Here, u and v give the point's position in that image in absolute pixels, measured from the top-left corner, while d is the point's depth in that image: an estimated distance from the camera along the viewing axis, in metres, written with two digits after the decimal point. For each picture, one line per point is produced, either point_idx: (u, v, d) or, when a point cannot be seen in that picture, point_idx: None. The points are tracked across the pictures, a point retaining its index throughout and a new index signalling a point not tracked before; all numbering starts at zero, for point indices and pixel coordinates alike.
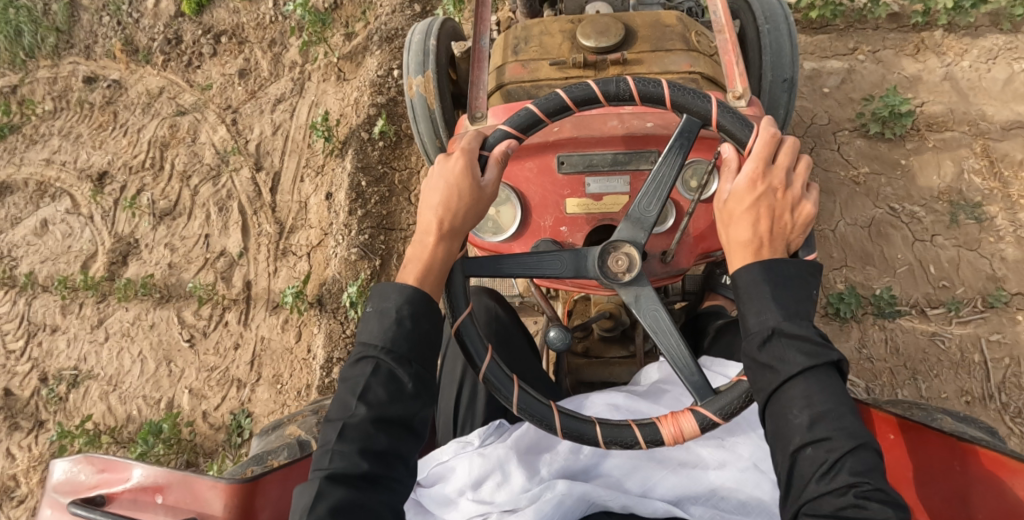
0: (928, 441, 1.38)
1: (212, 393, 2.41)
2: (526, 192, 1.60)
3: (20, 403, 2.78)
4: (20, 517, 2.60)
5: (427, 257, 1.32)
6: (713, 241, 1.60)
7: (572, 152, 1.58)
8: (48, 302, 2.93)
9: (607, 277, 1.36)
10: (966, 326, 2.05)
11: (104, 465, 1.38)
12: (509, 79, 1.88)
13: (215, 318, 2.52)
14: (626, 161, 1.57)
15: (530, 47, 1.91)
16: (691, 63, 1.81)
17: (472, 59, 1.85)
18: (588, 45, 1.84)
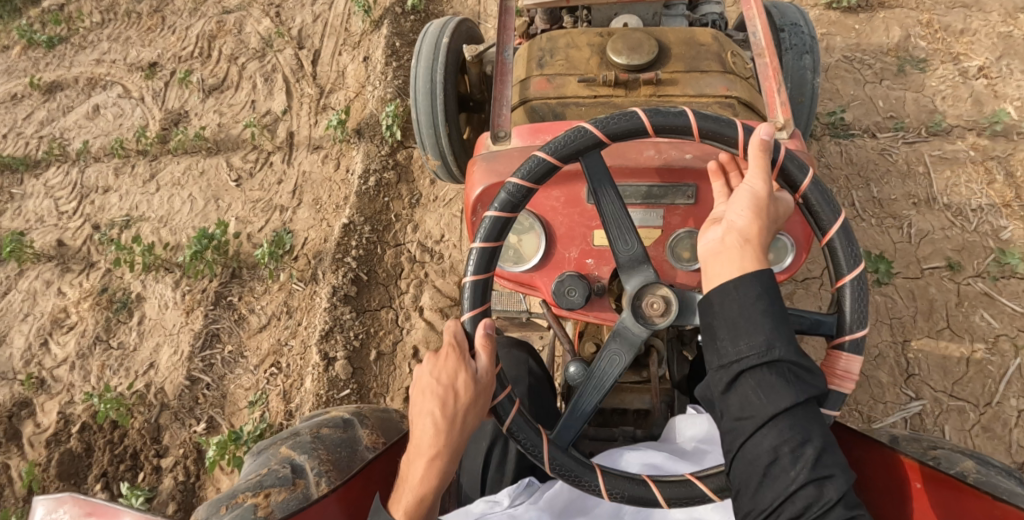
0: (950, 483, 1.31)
1: (256, 218, 2.72)
2: (551, 224, 1.56)
3: (73, 251, 3.06)
4: (68, 342, 2.83)
5: (420, 483, 1.31)
6: None
7: None
8: (99, 169, 3.22)
9: (643, 322, 1.36)
10: (912, 146, 2.39)
11: (91, 508, 1.42)
12: (534, 94, 1.88)
13: (261, 161, 2.85)
14: (661, 194, 1.51)
15: (557, 61, 1.91)
16: (726, 87, 1.82)
17: (497, 73, 1.85)
18: (619, 61, 1.84)
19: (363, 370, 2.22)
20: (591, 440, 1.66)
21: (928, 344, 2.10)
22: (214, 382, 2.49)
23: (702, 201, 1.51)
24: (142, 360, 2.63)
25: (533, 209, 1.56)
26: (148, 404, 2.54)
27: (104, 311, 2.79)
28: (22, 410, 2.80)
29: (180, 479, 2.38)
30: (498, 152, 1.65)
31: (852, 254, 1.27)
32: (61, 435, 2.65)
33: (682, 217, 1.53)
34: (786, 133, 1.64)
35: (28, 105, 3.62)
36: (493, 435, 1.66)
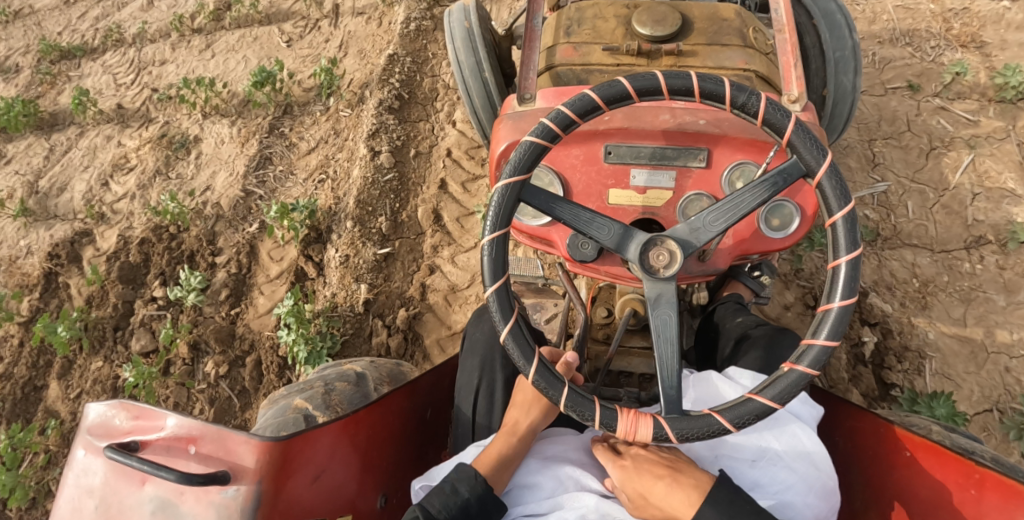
0: (931, 448, 1.43)
1: (306, 68, 3.06)
2: (570, 180, 1.54)
3: (131, 112, 3.33)
4: (128, 180, 3.11)
5: None
6: (754, 247, 1.58)
7: (620, 143, 1.51)
8: (157, 47, 3.50)
9: (643, 267, 1.33)
10: (880, 1, 2.77)
11: (138, 413, 1.38)
12: (559, 60, 1.70)
13: (310, 26, 3.21)
14: (673, 156, 1.51)
15: (584, 29, 1.72)
16: (747, 61, 1.64)
17: (523, 38, 1.66)
18: (643, 33, 1.66)
19: (403, 164, 2.60)
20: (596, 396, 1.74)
21: (892, 142, 2.48)
22: (267, 195, 2.80)
23: (715, 165, 1.50)
24: (200, 184, 2.93)
25: (552, 163, 1.54)
26: (204, 217, 2.83)
27: (165, 150, 3.09)
28: (82, 239, 3.05)
29: (233, 270, 2.69)
30: (523, 111, 1.56)
31: (843, 200, 1.28)
32: (120, 252, 2.91)
33: (694, 181, 1.52)
34: (798, 107, 1.53)
35: (85, 4, 3.89)
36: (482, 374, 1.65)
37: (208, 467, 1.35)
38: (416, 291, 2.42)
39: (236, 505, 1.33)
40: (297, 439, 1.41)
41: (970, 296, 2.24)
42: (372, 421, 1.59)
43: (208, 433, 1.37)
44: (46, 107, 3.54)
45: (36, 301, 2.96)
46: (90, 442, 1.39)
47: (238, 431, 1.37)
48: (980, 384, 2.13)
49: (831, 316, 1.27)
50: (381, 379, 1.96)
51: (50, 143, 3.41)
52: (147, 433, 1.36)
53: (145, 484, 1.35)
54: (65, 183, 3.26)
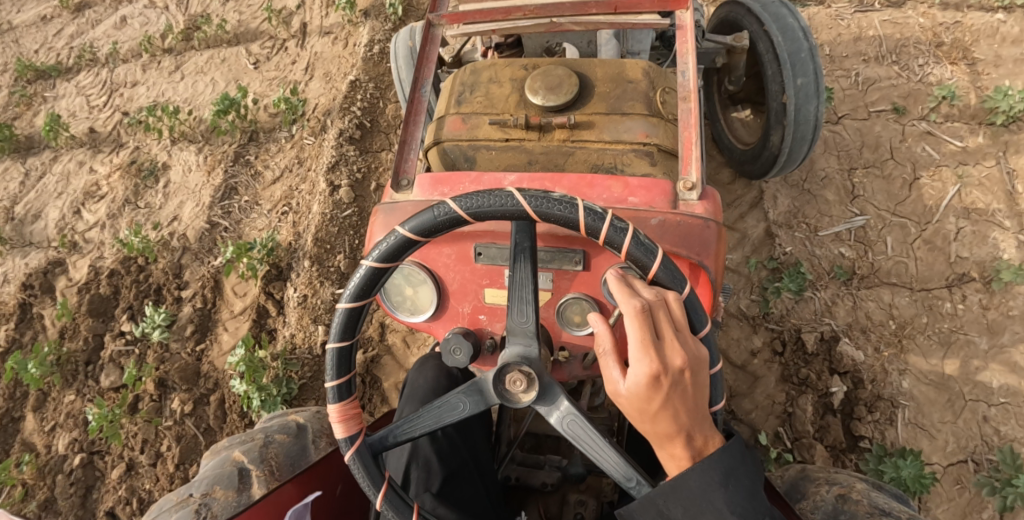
0: None
1: (271, 92, 3.00)
2: (443, 278, 1.45)
3: (104, 136, 3.32)
4: (99, 207, 3.09)
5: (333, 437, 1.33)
6: None
7: (490, 244, 1.41)
8: (129, 68, 3.46)
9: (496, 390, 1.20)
10: (866, 15, 2.62)
11: None
12: (447, 134, 1.60)
13: (277, 46, 3.14)
14: (547, 258, 1.38)
15: (475, 97, 1.63)
16: (647, 133, 1.52)
17: (409, 110, 1.60)
18: (535, 103, 1.56)
19: (364, 198, 2.51)
20: (519, 465, 1.63)
21: (872, 171, 2.35)
22: (232, 226, 2.75)
23: (593, 268, 1.37)
24: (167, 214, 2.90)
25: (422, 262, 1.44)
26: (170, 249, 2.80)
27: (134, 178, 3.05)
28: (56, 268, 3.06)
29: (198, 306, 2.66)
30: (398, 203, 1.45)
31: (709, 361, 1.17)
32: (91, 283, 2.91)
33: (573, 281, 1.39)
34: (695, 194, 1.42)
35: (59, 19, 3.87)
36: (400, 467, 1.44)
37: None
38: (375, 331, 2.34)
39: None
40: None
41: (950, 339, 2.13)
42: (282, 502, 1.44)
43: None
44: (24, 132, 3.58)
45: (11, 331, 2.98)
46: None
47: None
48: (957, 434, 2.03)
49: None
50: (322, 432, 1.71)
51: (26, 168, 3.45)
52: None
53: None
54: (40, 210, 3.29)
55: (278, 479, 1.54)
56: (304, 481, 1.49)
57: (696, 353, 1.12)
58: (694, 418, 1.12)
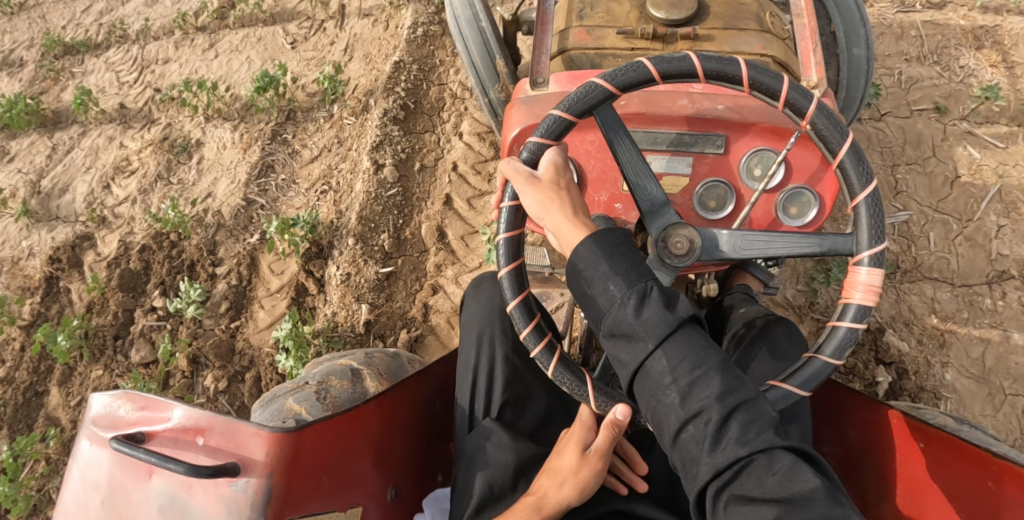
0: (946, 440, 1.45)
1: (310, 71, 2.99)
2: (585, 164, 1.68)
3: (134, 112, 3.29)
4: (129, 182, 3.07)
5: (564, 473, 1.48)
6: (768, 232, 1.68)
7: (638, 129, 1.66)
8: (160, 44, 3.45)
9: (666, 262, 1.41)
10: (908, 15, 2.65)
11: (144, 404, 1.50)
12: (573, 44, 1.99)
13: (315, 27, 3.13)
14: (690, 142, 1.66)
15: (596, 14, 2.02)
16: (763, 46, 1.93)
17: (538, 21, 1.90)
18: (659, 16, 1.95)
19: (407, 178, 2.53)
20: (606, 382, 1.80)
21: (915, 168, 2.37)
22: (268, 204, 2.74)
23: (731, 150, 1.65)
24: (201, 191, 2.88)
25: (568, 151, 1.68)
26: (205, 226, 2.78)
27: (166, 154, 3.03)
28: (83, 243, 3.03)
29: (233, 283, 2.63)
30: (539, 96, 1.74)
31: (874, 211, 1.30)
32: (121, 258, 2.89)
33: (710, 166, 1.67)
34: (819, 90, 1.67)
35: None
36: (475, 362, 1.71)
37: (216, 459, 1.45)
38: (419, 312, 2.36)
39: (246, 498, 1.43)
40: (310, 431, 1.50)
41: (990, 335, 2.15)
42: (382, 412, 1.69)
43: (217, 426, 1.46)
44: (53, 108, 3.58)
45: (37, 304, 2.97)
46: (97, 432, 1.51)
47: (249, 423, 1.45)
48: (996, 428, 2.06)
49: (836, 334, 1.29)
50: (407, 359, 2.09)
51: (53, 142, 3.45)
52: (153, 424, 1.48)
53: (151, 476, 1.47)
54: (67, 184, 3.26)
55: (382, 378, 1.94)
56: (409, 388, 1.77)
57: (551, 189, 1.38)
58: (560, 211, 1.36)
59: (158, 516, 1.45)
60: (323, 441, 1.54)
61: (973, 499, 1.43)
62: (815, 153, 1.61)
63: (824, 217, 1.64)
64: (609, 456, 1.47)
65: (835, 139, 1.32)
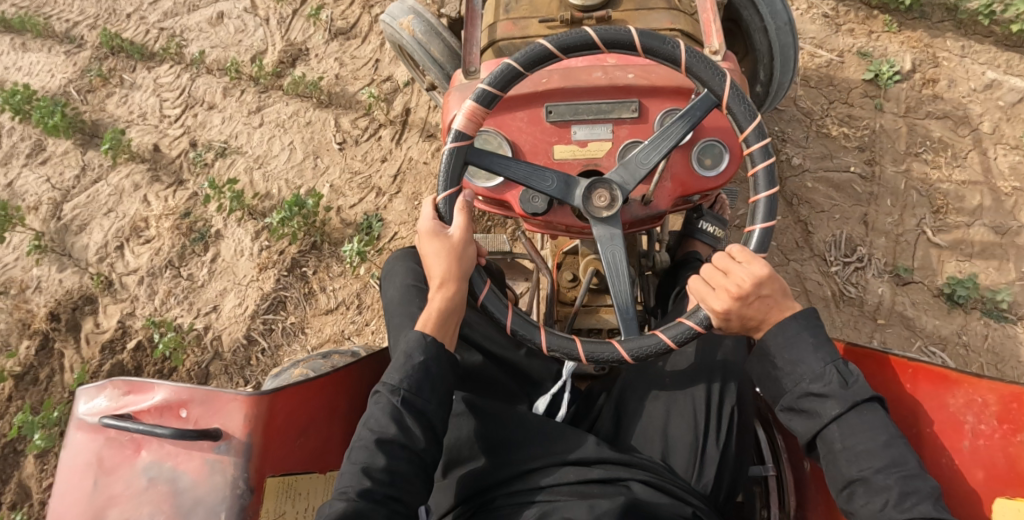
0: (873, 356, 1.58)
1: (350, 192, 2.61)
2: (517, 140, 1.78)
3: (166, 160, 3.01)
4: (142, 252, 2.84)
5: (432, 304, 1.60)
6: (692, 187, 1.76)
7: (559, 103, 1.77)
8: (210, 83, 3.12)
9: (591, 212, 1.61)
10: None
11: (128, 388, 1.65)
12: (501, 36, 2.13)
13: (370, 130, 2.72)
14: (608, 110, 1.76)
15: (521, 7, 2.14)
16: (672, 22, 2.06)
17: (466, 18, 2.08)
18: (576, 3, 2.07)
19: None
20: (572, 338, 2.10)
21: None
22: (269, 349, 2.48)
23: (645, 114, 1.76)
24: (207, 300, 2.64)
25: (499, 129, 1.79)
26: (200, 347, 2.56)
27: (183, 237, 2.77)
28: (85, 306, 2.87)
29: None
30: (468, 87, 1.94)
31: (752, 116, 1.55)
32: (117, 344, 2.72)
33: (629, 130, 1.76)
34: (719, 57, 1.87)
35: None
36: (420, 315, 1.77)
37: (201, 426, 1.60)
38: None
39: (230, 459, 1.57)
40: (287, 394, 1.65)
41: None
42: (348, 382, 1.83)
43: (198, 397, 1.61)
44: (92, 115, 3.32)
45: (30, 356, 2.85)
46: (81, 422, 1.64)
47: (228, 389, 1.59)
48: None
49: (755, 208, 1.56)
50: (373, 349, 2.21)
51: (85, 160, 3.22)
52: (138, 403, 1.63)
53: (139, 451, 1.58)
54: (85, 221, 3.05)
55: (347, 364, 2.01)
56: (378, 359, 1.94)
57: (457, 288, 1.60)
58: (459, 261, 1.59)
59: (148, 487, 1.56)
60: (297, 406, 1.67)
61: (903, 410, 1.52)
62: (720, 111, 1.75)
63: (736, 164, 1.76)
64: (458, 278, 1.59)
65: (705, 72, 1.57)
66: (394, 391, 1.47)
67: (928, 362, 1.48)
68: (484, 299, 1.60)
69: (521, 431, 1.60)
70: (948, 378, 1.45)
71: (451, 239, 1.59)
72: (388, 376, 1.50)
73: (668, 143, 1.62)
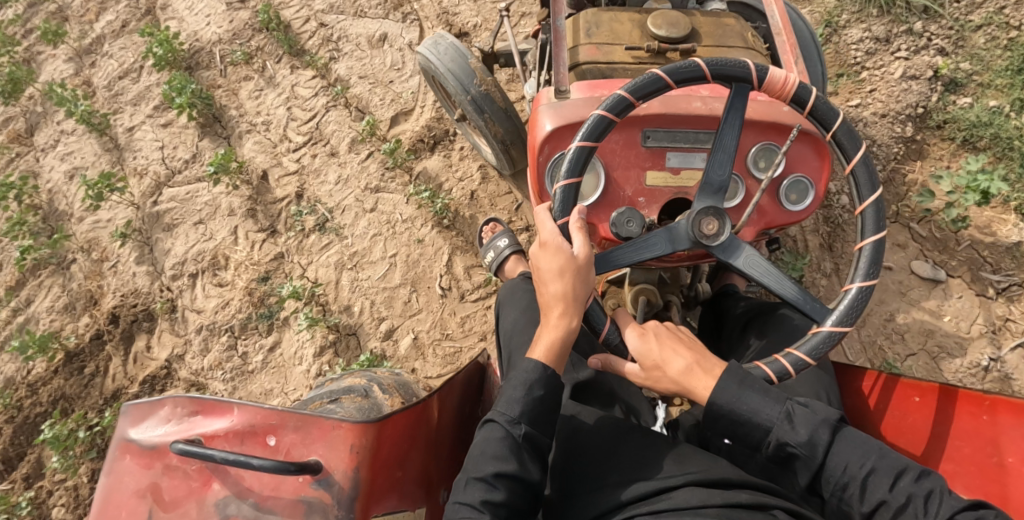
0: (944, 392, 1.65)
1: (432, 357, 2.33)
2: (609, 161, 1.76)
3: (268, 197, 2.72)
4: (211, 295, 2.63)
5: (552, 328, 1.57)
6: (776, 219, 1.79)
7: (657, 128, 1.74)
8: (342, 119, 2.76)
9: (700, 239, 1.62)
10: None
11: (200, 407, 1.59)
12: (584, 59, 1.97)
13: (484, 289, 2.41)
14: (704, 140, 1.76)
15: (602, 32, 1.99)
16: (752, 57, 2.00)
17: (552, 37, 1.95)
18: (660, 34, 1.95)
19: None
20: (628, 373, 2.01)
21: None
22: None
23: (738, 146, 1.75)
24: (251, 394, 2.42)
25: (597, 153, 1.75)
26: None
27: (252, 305, 2.52)
28: (143, 322, 2.73)
29: None
30: (559, 104, 1.78)
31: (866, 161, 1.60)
32: (157, 382, 2.57)
33: None
34: None
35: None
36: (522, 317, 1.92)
37: (292, 456, 1.55)
38: None
39: (332, 494, 1.53)
40: (390, 421, 1.60)
41: None
42: (430, 414, 1.76)
43: (288, 423, 1.57)
44: (222, 93, 3.09)
45: (87, 340, 2.82)
46: (134, 439, 1.58)
47: (331, 416, 1.56)
48: None
49: (849, 296, 1.58)
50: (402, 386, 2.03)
51: (199, 145, 3.00)
52: (209, 427, 1.57)
53: (211, 484, 1.53)
54: (176, 221, 2.86)
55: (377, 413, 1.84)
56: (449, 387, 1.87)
57: (577, 314, 1.57)
58: (581, 283, 1.56)
59: None
60: (398, 435, 1.64)
61: (984, 439, 1.59)
62: (813, 143, 1.76)
63: (819, 201, 1.80)
64: (580, 304, 1.57)
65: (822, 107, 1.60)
66: (514, 426, 1.50)
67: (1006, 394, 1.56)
68: (605, 334, 1.62)
69: (630, 448, 1.63)
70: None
71: (576, 260, 1.56)
72: (505, 408, 1.52)
73: (780, 291, 1.65)
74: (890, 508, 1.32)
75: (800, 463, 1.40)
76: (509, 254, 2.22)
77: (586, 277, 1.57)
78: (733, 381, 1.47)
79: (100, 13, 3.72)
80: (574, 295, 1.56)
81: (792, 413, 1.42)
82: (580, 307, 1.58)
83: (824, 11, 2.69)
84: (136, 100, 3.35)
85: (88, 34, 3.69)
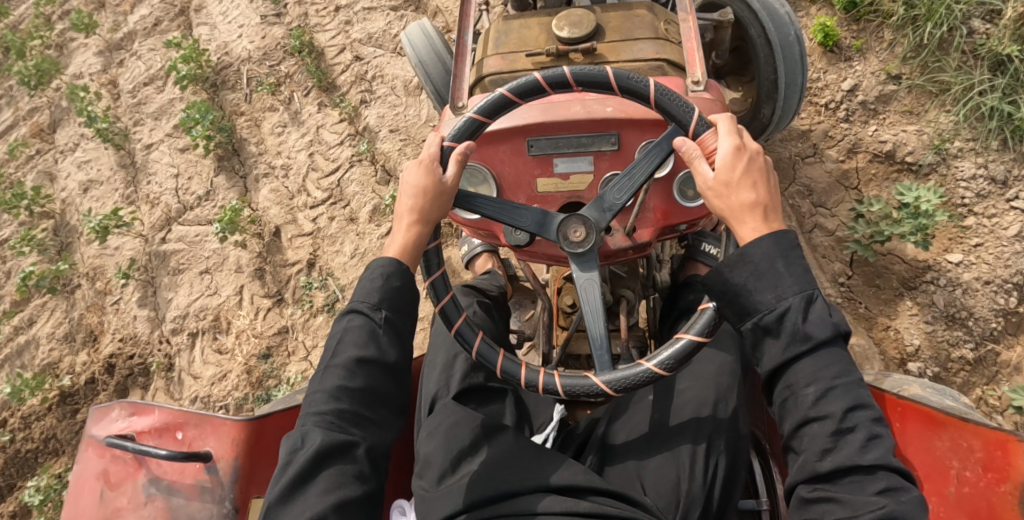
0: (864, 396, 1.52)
1: None
2: (499, 173, 1.61)
3: (278, 258, 2.49)
4: (208, 363, 2.44)
5: (401, 237, 1.44)
6: (677, 216, 1.59)
7: (541, 136, 1.58)
8: (365, 177, 2.49)
9: (565, 243, 1.42)
10: None
11: (133, 409, 1.65)
12: (490, 70, 1.89)
13: None
14: (587, 143, 1.57)
15: (510, 40, 1.93)
16: (656, 51, 1.80)
17: (456, 54, 1.93)
18: (561, 37, 1.82)
19: None
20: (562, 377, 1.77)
21: None
22: None
23: (628, 148, 1.57)
24: None
25: (483, 160, 1.62)
26: None
27: (248, 385, 2.33)
28: (138, 376, 2.56)
29: None
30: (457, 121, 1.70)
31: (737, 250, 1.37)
32: None
33: (611, 163, 1.58)
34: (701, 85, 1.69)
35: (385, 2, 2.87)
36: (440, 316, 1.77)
37: (195, 447, 1.62)
38: None
39: (220, 480, 1.60)
40: (273, 419, 1.67)
41: None
42: None
43: (191, 419, 1.64)
44: (244, 122, 2.84)
45: (84, 381, 2.68)
46: (90, 437, 1.62)
47: (219, 414, 1.64)
48: None
49: (634, 370, 1.33)
50: None
51: (214, 178, 2.77)
52: (140, 423, 1.63)
53: (139, 471, 1.59)
54: (182, 266, 2.66)
55: None
56: None
57: (422, 220, 1.43)
58: (441, 198, 1.43)
59: (148, 502, 1.57)
60: (287, 426, 1.70)
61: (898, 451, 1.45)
62: None
63: None
64: (430, 213, 1.43)
65: (680, 113, 1.39)
66: (374, 310, 1.37)
67: (916, 401, 1.43)
68: (436, 279, 1.44)
69: (520, 450, 1.44)
70: (938, 421, 1.40)
71: (438, 180, 1.43)
72: (363, 296, 1.38)
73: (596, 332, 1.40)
74: (828, 427, 1.15)
75: (777, 349, 1.20)
76: (481, 251, 2.22)
77: (441, 192, 1.43)
78: (773, 243, 1.23)
79: (135, 5, 3.51)
80: (423, 204, 1.43)
81: (812, 301, 1.20)
82: (431, 224, 1.44)
83: (933, 132, 2.14)
84: (158, 113, 3.12)
85: (121, 27, 3.48)
